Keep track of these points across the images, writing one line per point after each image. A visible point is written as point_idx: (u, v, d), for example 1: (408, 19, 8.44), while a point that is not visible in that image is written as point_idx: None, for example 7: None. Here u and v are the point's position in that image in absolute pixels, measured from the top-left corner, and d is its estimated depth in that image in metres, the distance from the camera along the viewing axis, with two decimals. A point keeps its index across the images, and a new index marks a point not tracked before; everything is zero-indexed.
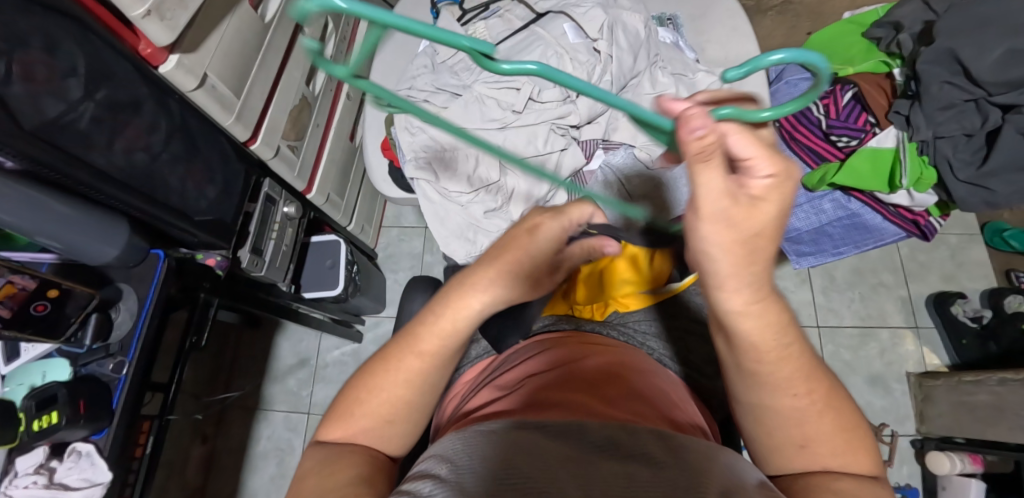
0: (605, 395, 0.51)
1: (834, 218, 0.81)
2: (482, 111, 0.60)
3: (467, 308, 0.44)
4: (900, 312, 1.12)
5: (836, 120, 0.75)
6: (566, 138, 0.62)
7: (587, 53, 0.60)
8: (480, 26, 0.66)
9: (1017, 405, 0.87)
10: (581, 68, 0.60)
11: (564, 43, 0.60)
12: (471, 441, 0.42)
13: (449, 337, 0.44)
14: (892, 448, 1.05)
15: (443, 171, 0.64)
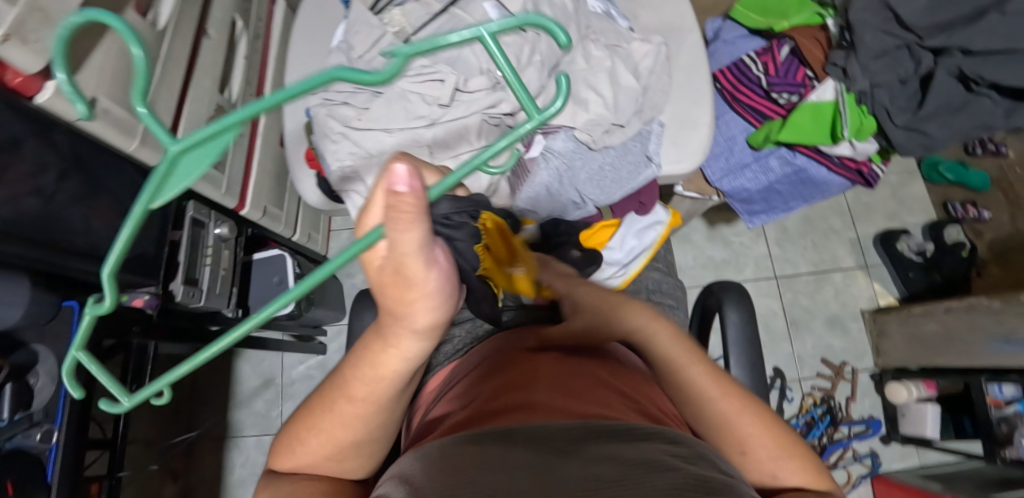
0: (583, 393, 0.47)
1: (782, 175, 0.80)
2: (405, 108, 0.54)
3: (389, 361, 0.34)
4: (850, 254, 1.16)
5: (775, 77, 0.76)
6: (503, 129, 0.55)
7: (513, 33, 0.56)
8: (396, 13, 0.61)
9: (963, 331, 0.92)
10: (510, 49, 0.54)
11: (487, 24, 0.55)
12: (426, 460, 0.39)
13: (385, 381, 0.35)
14: (854, 384, 1.10)
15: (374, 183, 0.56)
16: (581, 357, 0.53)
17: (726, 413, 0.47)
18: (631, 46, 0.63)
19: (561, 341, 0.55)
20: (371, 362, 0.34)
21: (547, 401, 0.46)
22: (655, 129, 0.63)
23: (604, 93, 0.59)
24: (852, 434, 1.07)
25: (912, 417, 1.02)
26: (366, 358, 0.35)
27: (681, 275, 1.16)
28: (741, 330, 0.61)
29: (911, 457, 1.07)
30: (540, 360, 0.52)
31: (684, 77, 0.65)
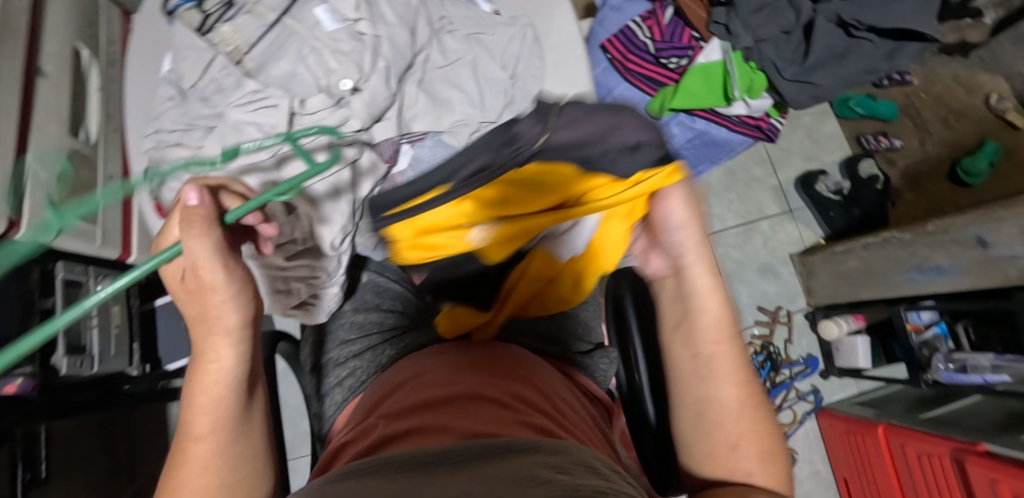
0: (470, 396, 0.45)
1: (685, 140, 0.77)
2: (241, 141, 0.48)
3: (215, 369, 0.39)
4: (774, 201, 1.17)
5: (661, 42, 0.74)
6: (354, 147, 0.50)
7: (349, 38, 0.49)
8: (226, 30, 0.54)
9: (882, 265, 0.95)
10: (348, 59, 0.49)
11: (319, 33, 0.49)
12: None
13: (221, 392, 0.39)
14: (789, 326, 1.13)
15: None
16: (477, 359, 0.52)
17: (725, 405, 0.40)
18: (495, 33, 0.58)
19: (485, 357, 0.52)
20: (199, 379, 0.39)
21: (440, 416, 0.42)
22: (530, 119, 0.60)
23: (469, 90, 0.55)
24: (793, 375, 1.11)
25: (844, 351, 1.06)
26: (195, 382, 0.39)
27: None
28: None
29: (849, 386, 1.12)
30: (434, 376, 0.50)
31: (556, 59, 0.62)
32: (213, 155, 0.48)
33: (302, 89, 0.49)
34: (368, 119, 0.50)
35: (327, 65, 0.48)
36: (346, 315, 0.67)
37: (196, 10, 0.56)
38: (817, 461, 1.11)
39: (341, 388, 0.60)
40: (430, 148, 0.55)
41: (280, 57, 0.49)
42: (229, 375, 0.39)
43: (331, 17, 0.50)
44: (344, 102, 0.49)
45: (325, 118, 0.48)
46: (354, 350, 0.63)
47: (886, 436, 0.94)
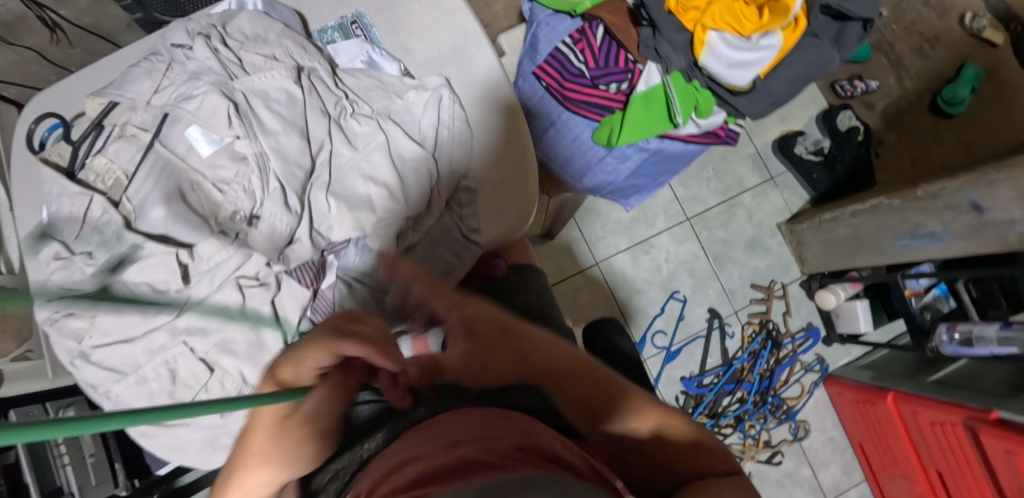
0: None
1: (641, 161, 0.71)
2: (136, 306, 0.42)
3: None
4: (753, 170, 1.11)
5: (597, 68, 0.66)
6: (265, 281, 0.44)
7: (231, 161, 0.43)
8: (104, 161, 0.48)
9: (873, 232, 0.90)
10: (233, 185, 0.42)
11: (198, 162, 0.43)
12: None
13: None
14: (786, 300, 1.09)
15: (139, 400, 0.43)
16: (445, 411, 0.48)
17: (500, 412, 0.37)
18: (406, 100, 0.51)
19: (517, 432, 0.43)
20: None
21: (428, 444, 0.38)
22: (463, 194, 0.51)
23: (388, 182, 0.48)
24: (796, 349, 1.08)
25: (846, 318, 1.02)
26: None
27: (594, 249, 1.08)
28: (632, 379, 0.56)
29: (853, 349, 1.10)
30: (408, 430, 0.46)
31: (482, 116, 0.53)
32: (109, 328, 0.42)
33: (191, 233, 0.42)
34: (274, 247, 0.43)
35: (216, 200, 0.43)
36: None
37: (68, 144, 0.50)
38: (830, 427, 1.10)
39: None
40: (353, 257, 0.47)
41: (156, 201, 0.42)
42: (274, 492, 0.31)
43: (205, 138, 0.43)
44: (243, 239, 0.42)
45: (223, 261, 0.42)
46: None
47: (896, 404, 0.92)
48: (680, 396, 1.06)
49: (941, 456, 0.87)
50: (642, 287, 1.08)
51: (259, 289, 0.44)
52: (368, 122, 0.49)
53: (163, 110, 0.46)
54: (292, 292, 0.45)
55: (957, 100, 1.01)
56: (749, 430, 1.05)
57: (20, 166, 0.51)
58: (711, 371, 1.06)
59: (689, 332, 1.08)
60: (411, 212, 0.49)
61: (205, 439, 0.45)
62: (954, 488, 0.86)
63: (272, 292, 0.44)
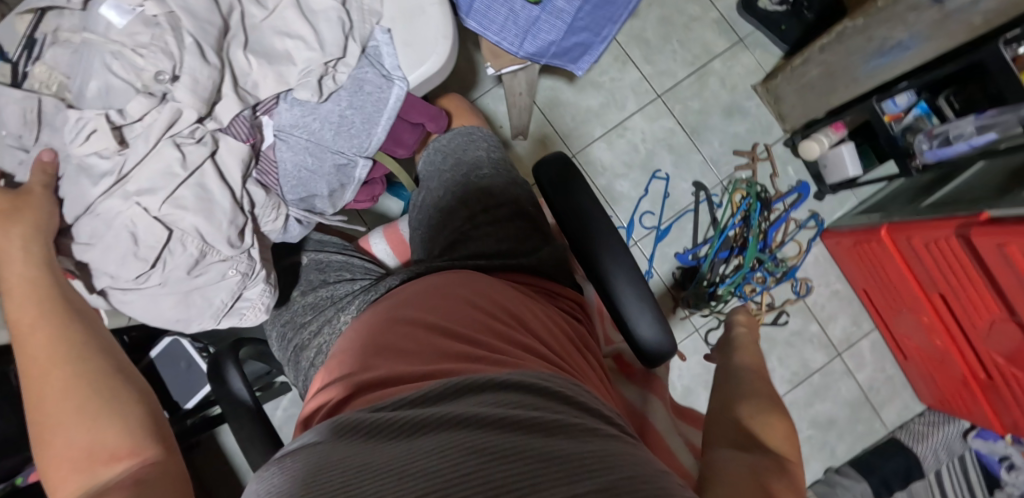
0: (440, 330, 0.44)
1: (576, 10, 0.70)
2: (87, 174, 0.44)
3: (44, 335, 0.47)
4: (720, 35, 1.07)
5: None
6: (203, 140, 0.46)
7: (145, 27, 0.42)
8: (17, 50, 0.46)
9: (844, 63, 0.87)
10: (150, 54, 0.42)
11: (113, 35, 0.42)
12: (269, 472, 0.31)
13: (51, 326, 0.47)
14: (772, 160, 1.07)
15: (108, 266, 0.46)
16: (422, 297, 0.49)
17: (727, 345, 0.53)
18: None
19: (474, 312, 0.46)
20: (30, 346, 0.47)
21: (409, 359, 0.40)
22: (381, 40, 0.50)
23: (303, 34, 0.47)
24: (788, 207, 1.07)
25: (833, 163, 1.00)
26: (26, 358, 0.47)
27: (569, 139, 1.06)
28: (590, 204, 0.56)
29: (848, 199, 1.08)
30: (391, 317, 0.47)
31: None
32: (72, 199, 0.45)
33: (117, 101, 0.43)
34: (200, 105, 0.44)
35: (137, 66, 0.43)
36: (295, 298, 0.61)
37: None
38: (834, 281, 1.10)
39: (315, 368, 0.56)
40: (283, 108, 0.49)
41: (88, 77, 0.43)
42: (50, 303, 0.47)
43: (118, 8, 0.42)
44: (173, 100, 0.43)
45: (156, 122, 0.44)
46: (313, 330, 0.58)
47: (892, 237, 0.90)
48: (675, 270, 1.07)
49: (939, 274, 0.85)
50: (624, 172, 1.07)
51: (199, 147, 0.45)
52: None
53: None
54: (231, 150, 0.47)
55: None
56: (750, 293, 1.05)
57: None
58: (704, 242, 1.06)
59: (677, 209, 1.07)
60: (331, 58, 0.48)
61: (180, 300, 0.49)
62: (957, 305, 0.84)
63: (208, 147, 0.45)
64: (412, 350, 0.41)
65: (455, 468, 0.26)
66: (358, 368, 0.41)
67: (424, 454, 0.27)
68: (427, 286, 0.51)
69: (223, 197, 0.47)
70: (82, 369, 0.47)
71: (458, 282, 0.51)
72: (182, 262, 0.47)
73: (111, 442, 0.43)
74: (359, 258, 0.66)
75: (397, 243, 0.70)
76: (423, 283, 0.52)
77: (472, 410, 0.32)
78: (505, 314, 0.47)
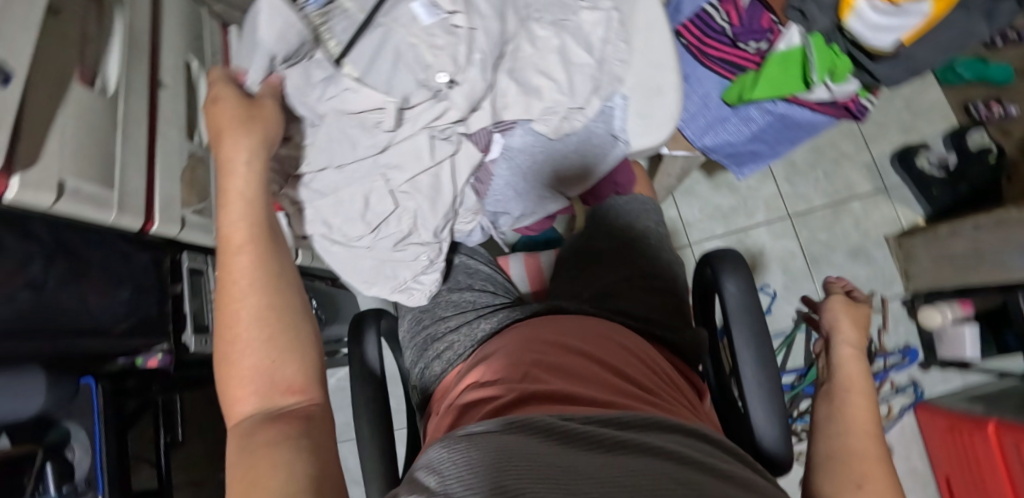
0: (591, 369, 0.50)
1: (764, 125, 0.77)
2: (351, 138, 0.50)
3: (240, 241, 0.45)
4: (866, 178, 1.09)
5: (740, 28, 0.71)
6: (451, 139, 0.53)
7: (444, 33, 0.49)
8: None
9: (995, 246, 0.86)
10: (443, 55, 0.48)
11: (416, 30, 0.48)
12: (462, 444, 0.36)
13: (254, 237, 0.45)
14: (885, 313, 1.05)
15: (336, 218, 0.53)
16: (558, 337, 0.56)
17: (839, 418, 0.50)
18: (579, 17, 0.55)
19: (621, 364, 0.52)
20: (230, 259, 0.44)
21: (561, 386, 0.47)
22: (616, 103, 0.59)
23: (558, 79, 0.54)
24: (889, 366, 1.04)
25: (951, 339, 0.98)
26: (223, 271, 0.44)
27: (691, 230, 1.11)
28: (740, 300, 0.59)
29: (954, 379, 1.04)
30: (533, 349, 0.54)
31: (647, 41, 0.58)
32: (326, 154, 0.51)
33: (400, 86, 0.49)
34: (466, 111, 0.50)
35: (426, 63, 0.49)
36: (442, 292, 0.71)
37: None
38: (916, 457, 1.04)
39: (440, 361, 0.64)
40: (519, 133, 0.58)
41: (382, 57, 0.48)
42: (258, 218, 0.45)
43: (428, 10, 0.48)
44: (445, 97, 0.50)
45: (425, 111, 0.50)
46: (449, 326, 0.67)
47: (998, 434, 0.86)
48: None
49: None
50: None
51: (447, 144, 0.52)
52: (548, 28, 0.54)
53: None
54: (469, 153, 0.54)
55: None
56: None
57: None
58: (791, 370, 1.05)
59: (773, 328, 1.07)
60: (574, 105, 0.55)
61: (374, 264, 0.57)
62: None
63: (453, 147, 0.53)
64: (558, 383, 0.48)
65: (625, 474, 0.31)
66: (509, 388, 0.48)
67: (592, 462, 0.33)
68: (576, 327, 0.58)
69: (448, 192, 0.54)
70: (273, 294, 0.44)
71: (604, 334, 0.57)
72: (395, 234, 0.55)
73: (289, 373, 0.42)
74: (501, 275, 0.75)
75: (533, 272, 0.79)
76: (557, 324, 0.59)
77: (625, 433, 0.37)
78: (646, 374, 0.52)
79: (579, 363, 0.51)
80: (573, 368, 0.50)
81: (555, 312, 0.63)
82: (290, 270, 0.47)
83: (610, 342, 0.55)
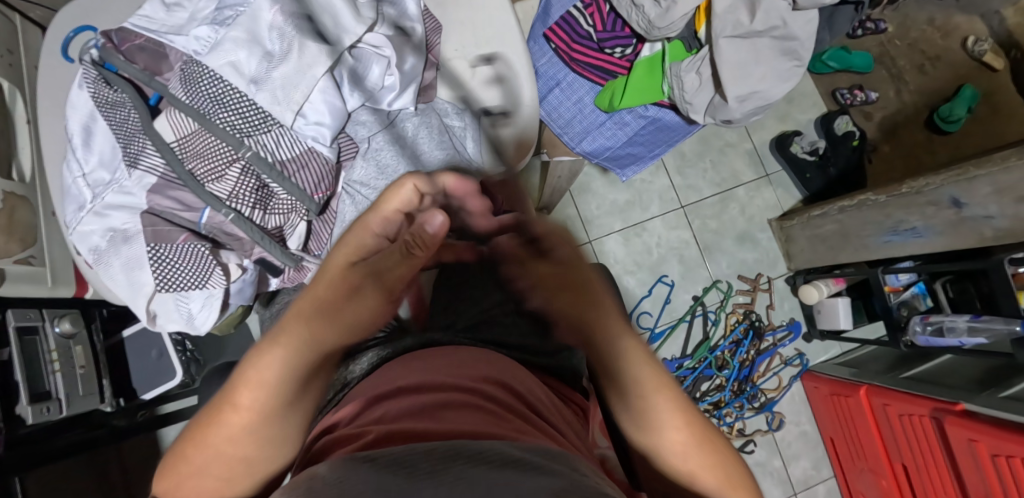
0: (467, 385, 0.46)
1: (639, 128, 0.77)
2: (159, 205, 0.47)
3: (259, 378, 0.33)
4: (750, 166, 1.14)
5: (604, 31, 0.70)
6: (261, 195, 0.48)
7: (302, 78, 0.47)
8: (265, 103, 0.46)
9: (857, 227, 0.93)
10: (279, 102, 0.47)
11: (243, 80, 0.46)
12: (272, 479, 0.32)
13: (268, 404, 0.33)
14: (771, 293, 1.12)
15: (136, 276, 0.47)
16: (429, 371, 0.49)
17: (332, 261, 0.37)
18: (373, 71, 0.51)
19: (511, 387, 0.48)
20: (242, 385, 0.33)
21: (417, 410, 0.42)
22: (467, 122, 0.54)
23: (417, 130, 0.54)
24: (777, 341, 1.11)
25: (827, 313, 1.04)
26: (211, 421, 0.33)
27: (589, 227, 1.12)
28: None
29: (834, 347, 1.12)
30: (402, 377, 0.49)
31: (493, 52, 0.57)
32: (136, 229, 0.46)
33: (225, 126, 0.46)
34: (302, 159, 0.48)
35: (253, 103, 0.46)
36: None
37: (201, 50, 0.47)
38: (804, 422, 1.12)
39: None
40: (411, 128, 0.54)
41: (247, 112, 0.46)
42: (301, 359, 0.34)
43: (250, 48, 0.46)
44: (265, 157, 0.47)
45: (229, 161, 0.46)
46: None
47: (869, 397, 0.94)
48: None
49: (908, 450, 0.88)
50: (633, 269, 1.12)
51: (282, 210, 0.49)
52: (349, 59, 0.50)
53: (300, 25, 0.47)
54: None
55: (953, 118, 1.00)
56: (727, 417, 1.08)
57: (62, 66, 0.56)
58: (691, 355, 1.09)
59: (673, 316, 1.11)
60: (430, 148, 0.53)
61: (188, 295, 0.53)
62: (917, 479, 0.86)
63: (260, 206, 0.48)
64: (410, 415, 0.40)
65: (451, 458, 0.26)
66: (372, 416, 0.43)
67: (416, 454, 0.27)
68: (456, 353, 0.55)
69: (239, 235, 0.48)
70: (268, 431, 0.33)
71: (490, 361, 0.53)
72: (193, 310, 0.48)
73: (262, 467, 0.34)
74: None
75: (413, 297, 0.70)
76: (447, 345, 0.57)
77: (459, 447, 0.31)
78: (528, 395, 0.49)
79: (470, 384, 0.46)
80: (461, 386, 0.46)
81: (426, 350, 0.57)
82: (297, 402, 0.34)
83: (493, 367, 0.51)
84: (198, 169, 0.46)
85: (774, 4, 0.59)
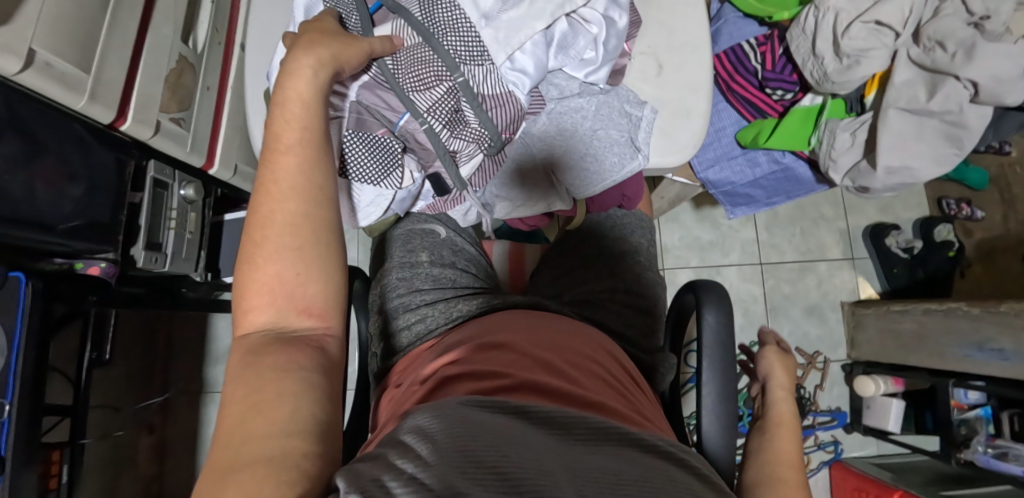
0: (580, 359, 0.50)
1: (768, 172, 0.79)
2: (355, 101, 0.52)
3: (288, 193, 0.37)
4: (838, 245, 1.15)
5: (771, 72, 0.72)
6: (456, 118, 0.50)
7: (524, 28, 0.50)
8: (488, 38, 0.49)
9: (937, 333, 0.93)
10: (499, 42, 0.49)
11: (475, 13, 0.49)
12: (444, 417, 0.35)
13: (296, 212, 0.37)
14: (824, 373, 1.11)
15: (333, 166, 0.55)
16: (537, 325, 0.54)
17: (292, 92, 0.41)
18: (580, 42, 0.54)
19: (608, 361, 0.52)
20: (260, 210, 0.36)
21: (540, 370, 0.46)
22: (646, 114, 0.57)
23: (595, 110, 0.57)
24: (817, 422, 1.10)
25: (877, 409, 1.03)
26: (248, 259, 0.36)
27: (666, 255, 1.14)
28: (721, 334, 0.59)
29: (871, 446, 1.11)
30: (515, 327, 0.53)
31: (681, 58, 0.60)
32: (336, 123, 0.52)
33: (449, 49, 0.48)
34: (502, 98, 0.51)
35: (479, 36, 0.49)
36: (423, 263, 0.66)
37: None
38: None
39: (410, 332, 0.60)
40: (591, 103, 0.57)
41: (470, 42, 0.49)
42: (312, 165, 0.38)
43: None
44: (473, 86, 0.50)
45: (441, 79, 0.49)
46: (426, 298, 0.63)
47: None
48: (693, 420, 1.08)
49: None
50: None
51: (467, 138, 0.52)
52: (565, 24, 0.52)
53: None
54: None
55: None
56: None
57: None
58: None
59: None
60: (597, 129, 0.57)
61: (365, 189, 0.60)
62: None
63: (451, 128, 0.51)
64: (534, 366, 0.46)
65: (611, 475, 0.31)
66: (496, 363, 0.47)
67: (584, 459, 0.33)
68: (555, 320, 0.57)
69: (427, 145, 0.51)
70: (305, 215, 0.37)
71: (585, 333, 0.55)
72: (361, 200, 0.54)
73: (313, 296, 0.36)
74: (484, 259, 0.72)
75: (515, 261, 0.76)
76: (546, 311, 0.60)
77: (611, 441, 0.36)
78: (624, 374, 0.52)
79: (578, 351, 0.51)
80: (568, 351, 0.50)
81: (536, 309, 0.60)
82: (325, 177, 0.39)
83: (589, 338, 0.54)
84: (409, 76, 0.49)
85: (953, 91, 0.61)
